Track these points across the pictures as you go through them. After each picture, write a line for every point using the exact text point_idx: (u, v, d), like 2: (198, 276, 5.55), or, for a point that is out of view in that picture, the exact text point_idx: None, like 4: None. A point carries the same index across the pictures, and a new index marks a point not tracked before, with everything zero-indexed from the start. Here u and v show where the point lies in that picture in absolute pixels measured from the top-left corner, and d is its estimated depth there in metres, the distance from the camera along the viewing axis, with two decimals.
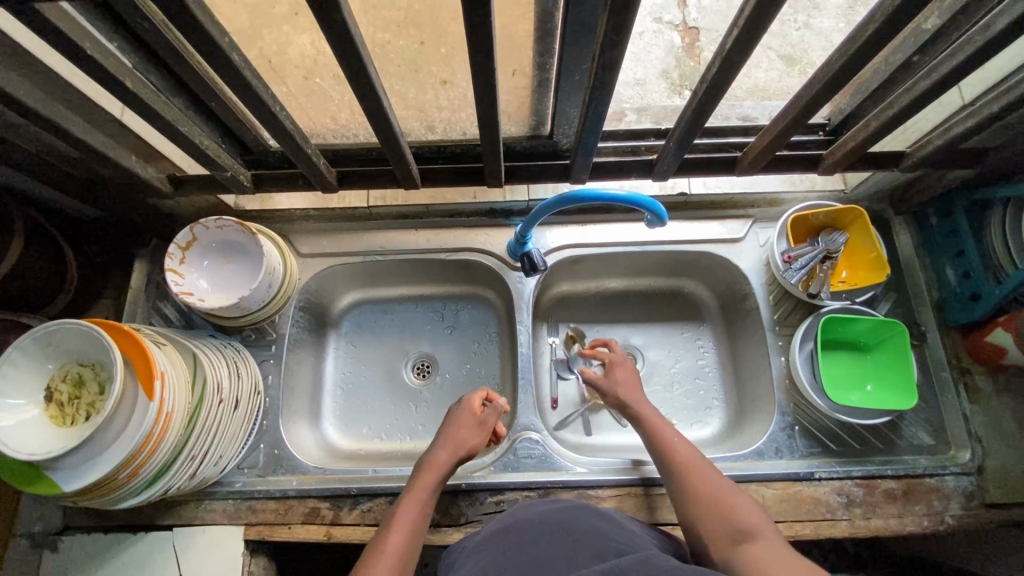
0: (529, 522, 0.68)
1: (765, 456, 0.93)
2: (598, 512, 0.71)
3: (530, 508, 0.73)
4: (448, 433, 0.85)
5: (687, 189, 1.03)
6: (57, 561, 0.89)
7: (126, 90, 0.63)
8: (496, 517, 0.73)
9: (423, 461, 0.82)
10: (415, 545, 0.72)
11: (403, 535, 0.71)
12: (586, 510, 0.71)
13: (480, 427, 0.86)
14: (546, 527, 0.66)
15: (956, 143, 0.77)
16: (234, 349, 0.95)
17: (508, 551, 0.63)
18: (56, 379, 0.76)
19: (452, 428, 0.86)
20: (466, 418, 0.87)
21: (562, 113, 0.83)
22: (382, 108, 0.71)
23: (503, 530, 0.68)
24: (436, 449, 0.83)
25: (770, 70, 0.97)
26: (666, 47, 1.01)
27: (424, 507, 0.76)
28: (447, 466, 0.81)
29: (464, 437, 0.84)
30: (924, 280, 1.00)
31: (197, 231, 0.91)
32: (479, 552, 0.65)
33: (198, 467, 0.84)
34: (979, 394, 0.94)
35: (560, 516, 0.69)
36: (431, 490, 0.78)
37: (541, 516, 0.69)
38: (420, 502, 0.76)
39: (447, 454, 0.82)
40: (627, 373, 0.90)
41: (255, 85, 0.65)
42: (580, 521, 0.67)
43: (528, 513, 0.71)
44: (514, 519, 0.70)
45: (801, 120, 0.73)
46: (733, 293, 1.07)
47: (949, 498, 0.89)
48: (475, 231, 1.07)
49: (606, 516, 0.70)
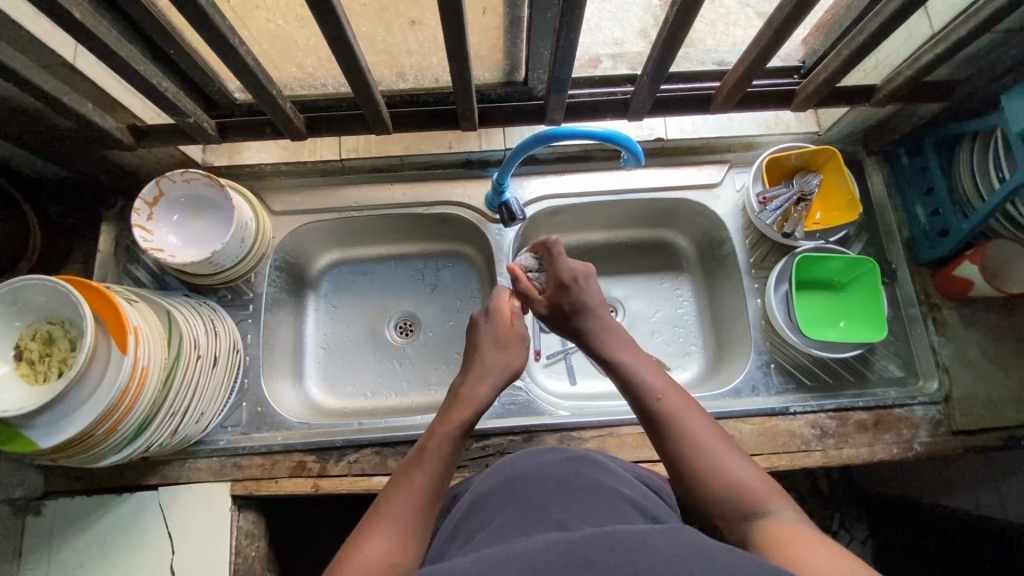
0: (532, 476, 0.66)
1: (742, 394, 0.96)
2: (595, 462, 0.71)
3: (533, 458, 0.71)
4: (488, 355, 0.82)
5: (663, 133, 1.02)
6: (42, 525, 0.89)
7: (76, 21, 0.60)
8: (493, 468, 0.72)
9: (459, 395, 0.78)
10: (448, 470, 0.70)
11: (436, 461, 0.69)
12: (584, 461, 0.70)
13: (520, 340, 0.85)
14: (550, 482, 0.65)
15: (925, 72, 0.78)
16: (210, 308, 0.94)
17: (516, 509, 0.61)
18: (25, 338, 0.74)
19: (494, 346, 0.83)
20: (503, 333, 0.84)
21: (535, 55, 0.80)
22: (349, 46, 0.68)
23: (506, 484, 0.66)
24: (472, 379, 0.80)
25: (748, 27, 0.88)
26: (645, 4, 0.91)
27: (458, 442, 0.73)
28: (482, 400, 0.78)
29: (507, 358, 0.82)
30: (895, 219, 1.02)
31: (164, 185, 0.89)
32: (483, 510, 0.64)
33: (179, 424, 0.83)
34: (948, 328, 0.96)
35: (562, 468, 0.68)
36: (462, 428, 0.74)
37: (542, 470, 0.67)
38: (451, 438, 0.72)
39: (483, 389, 0.79)
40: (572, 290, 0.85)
41: (213, 16, 0.62)
42: (584, 476, 0.66)
43: (528, 464, 0.69)
44: (516, 473, 0.68)
45: (772, 48, 0.73)
46: (711, 239, 1.08)
47: (918, 426, 0.92)
48: (452, 183, 1.06)
49: (603, 466, 0.70)
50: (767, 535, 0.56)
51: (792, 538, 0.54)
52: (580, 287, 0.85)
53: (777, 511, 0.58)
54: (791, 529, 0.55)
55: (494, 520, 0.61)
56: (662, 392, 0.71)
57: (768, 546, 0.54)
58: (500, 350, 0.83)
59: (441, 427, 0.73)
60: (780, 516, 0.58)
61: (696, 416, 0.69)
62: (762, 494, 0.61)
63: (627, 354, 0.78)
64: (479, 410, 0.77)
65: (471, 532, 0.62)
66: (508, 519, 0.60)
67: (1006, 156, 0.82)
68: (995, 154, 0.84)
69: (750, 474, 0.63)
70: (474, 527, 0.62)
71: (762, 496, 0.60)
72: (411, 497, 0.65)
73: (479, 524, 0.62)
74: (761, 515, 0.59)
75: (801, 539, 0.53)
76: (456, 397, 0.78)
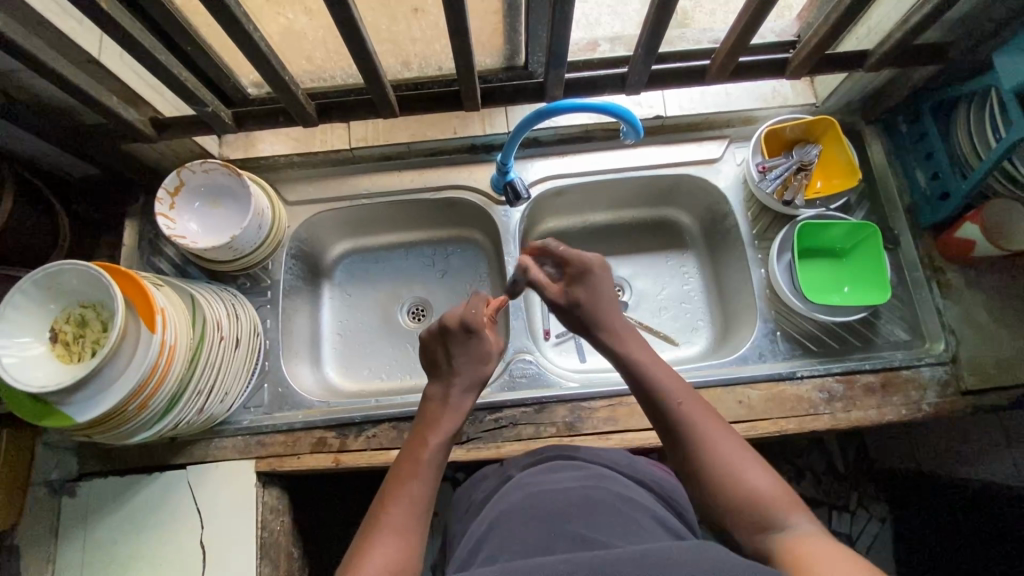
0: (553, 492, 0.69)
1: (749, 361, 0.97)
2: (614, 477, 0.74)
3: (553, 478, 0.73)
4: (465, 368, 0.81)
5: (662, 110, 1.04)
6: (77, 505, 0.93)
7: (104, 13, 0.65)
8: (511, 484, 0.75)
9: (445, 405, 0.79)
10: (437, 477, 0.72)
11: (427, 471, 0.71)
12: (604, 477, 0.73)
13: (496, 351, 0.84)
14: (572, 499, 0.67)
15: (914, 34, 0.80)
16: (230, 294, 0.97)
17: (536, 528, 0.63)
18: (60, 321, 0.78)
19: (469, 360, 0.81)
20: (480, 344, 0.82)
21: (533, 37, 0.84)
22: (359, 35, 0.73)
23: (527, 502, 0.69)
24: (458, 389, 0.80)
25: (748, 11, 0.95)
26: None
27: (444, 450, 0.75)
28: (466, 410, 0.80)
29: (482, 366, 0.82)
30: (896, 185, 1.03)
31: (184, 175, 0.93)
32: (503, 526, 0.66)
33: (205, 402, 0.87)
34: (953, 290, 0.97)
35: (582, 487, 0.70)
36: (451, 436, 0.76)
37: (561, 488, 0.70)
38: (441, 449, 0.74)
39: (466, 399, 0.80)
40: (605, 284, 0.85)
41: (231, 6, 0.66)
42: (603, 490, 0.69)
43: (540, 488, 0.71)
44: (537, 488, 0.71)
45: (760, 17, 0.76)
46: (712, 214, 1.10)
47: (926, 387, 0.93)
48: (458, 169, 1.09)
49: (621, 484, 0.73)
50: (784, 548, 0.57)
51: (812, 548, 0.55)
52: (597, 279, 0.84)
53: (795, 523, 0.60)
54: (810, 541, 0.56)
55: (513, 536, 0.63)
56: (677, 398, 0.72)
57: (788, 557, 0.55)
58: (476, 360, 0.81)
59: (429, 436, 0.75)
60: (798, 528, 0.59)
61: (712, 422, 0.70)
62: (788, 505, 0.62)
63: (641, 355, 0.78)
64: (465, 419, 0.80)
65: (491, 542, 0.64)
66: (529, 537, 0.62)
67: (1002, 117, 0.83)
68: (991, 115, 0.85)
69: (770, 484, 0.64)
70: (494, 537, 0.65)
71: (781, 506, 0.62)
72: (408, 502, 0.67)
73: (500, 536, 0.64)
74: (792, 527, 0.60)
75: (820, 551, 0.54)
76: (441, 407, 0.79)
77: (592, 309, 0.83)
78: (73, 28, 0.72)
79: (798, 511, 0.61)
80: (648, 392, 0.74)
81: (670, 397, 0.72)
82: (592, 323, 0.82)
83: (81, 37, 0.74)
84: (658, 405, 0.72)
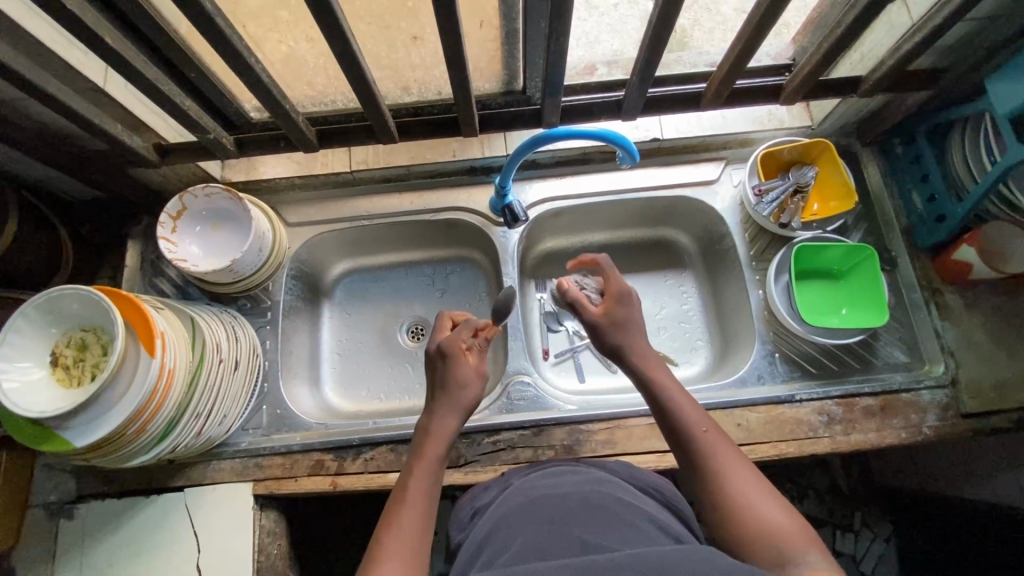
0: (553, 492, 0.69)
1: (748, 383, 0.97)
2: (613, 481, 0.73)
3: (553, 481, 0.73)
4: (444, 393, 0.80)
5: (659, 133, 1.06)
6: (73, 528, 0.93)
7: (109, 47, 0.66)
8: (512, 489, 0.74)
9: (427, 431, 0.77)
10: (433, 506, 0.71)
11: (422, 499, 0.70)
12: (603, 482, 0.73)
13: (476, 375, 0.82)
14: (572, 499, 0.67)
15: (906, 61, 0.81)
16: (230, 315, 0.98)
17: (538, 526, 0.62)
18: (61, 345, 0.79)
19: (443, 389, 0.81)
20: (459, 369, 0.81)
21: (531, 65, 0.85)
22: (359, 66, 0.74)
23: (528, 503, 0.68)
24: (439, 413, 0.78)
25: None
26: (642, 18, 0.99)
27: (438, 478, 0.74)
28: (451, 431, 0.77)
29: (462, 394, 0.80)
30: (892, 207, 1.04)
31: (186, 200, 0.94)
32: (503, 526, 0.66)
33: (204, 425, 0.88)
34: (951, 312, 0.97)
35: (582, 488, 0.69)
36: (442, 458, 0.75)
37: (561, 489, 0.70)
38: (432, 472, 0.73)
39: (450, 422, 0.78)
40: (631, 312, 0.84)
41: (233, 39, 0.68)
42: (603, 492, 0.68)
43: (539, 491, 0.71)
44: (536, 493, 0.70)
45: (751, 46, 0.78)
46: (710, 235, 1.10)
47: (925, 410, 0.92)
48: (456, 191, 1.10)
49: (618, 484, 0.72)
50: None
51: None
52: (632, 303, 0.85)
53: (810, 558, 0.57)
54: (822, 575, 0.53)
55: (515, 532, 0.63)
56: (699, 427, 0.71)
57: None
58: (454, 386, 0.80)
59: (422, 464, 0.74)
60: (812, 563, 0.56)
61: (728, 452, 0.68)
62: (789, 537, 0.59)
63: (664, 377, 0.77)
64: (451, 443, 0.77)
65: (490, 548, 0.63)
66: (531, 534, 0.61)
67: (996, 141, 0.83)
68: (985, 137, 0.86)
69: (786, 519, 0.61)
70: (495, 538, 0.64)
71: (796, 540, 0.59)
72: (404, 527, 0.66)
73: (500, 541, 0.63)
74: (789, 560, 0.57)
75: None
76: (423, 436, 0.78)
77: (622, 330, 0.82)
78: (77, 58, 0.74)
79: (812, 546, 0.58)
80: (666, 414, 0.74)
81: (691, 423, 0.71)
82: (615, 347, 0.82)
83: (86, 68, 0.75)
84: (677, 431, 0.71)
